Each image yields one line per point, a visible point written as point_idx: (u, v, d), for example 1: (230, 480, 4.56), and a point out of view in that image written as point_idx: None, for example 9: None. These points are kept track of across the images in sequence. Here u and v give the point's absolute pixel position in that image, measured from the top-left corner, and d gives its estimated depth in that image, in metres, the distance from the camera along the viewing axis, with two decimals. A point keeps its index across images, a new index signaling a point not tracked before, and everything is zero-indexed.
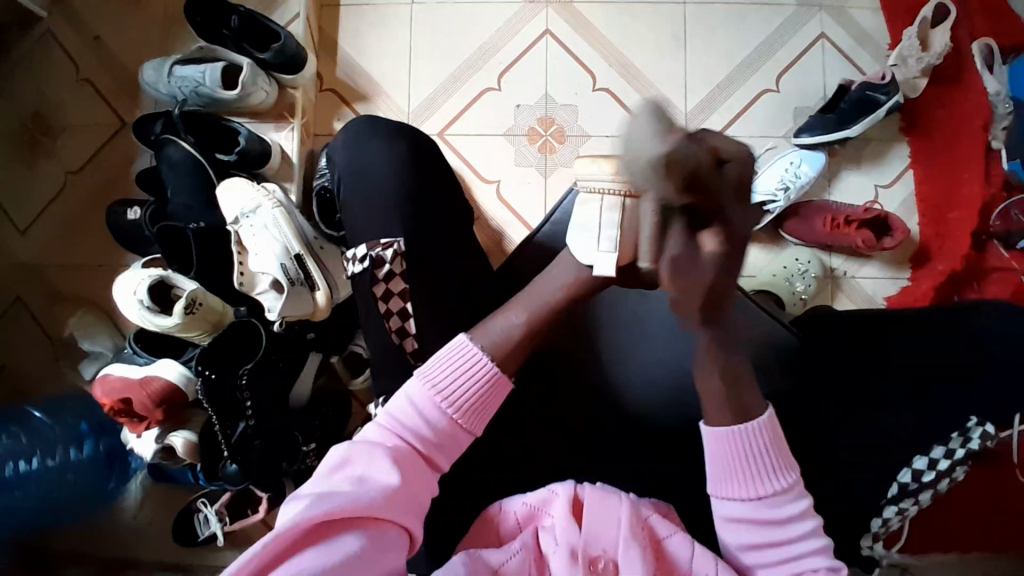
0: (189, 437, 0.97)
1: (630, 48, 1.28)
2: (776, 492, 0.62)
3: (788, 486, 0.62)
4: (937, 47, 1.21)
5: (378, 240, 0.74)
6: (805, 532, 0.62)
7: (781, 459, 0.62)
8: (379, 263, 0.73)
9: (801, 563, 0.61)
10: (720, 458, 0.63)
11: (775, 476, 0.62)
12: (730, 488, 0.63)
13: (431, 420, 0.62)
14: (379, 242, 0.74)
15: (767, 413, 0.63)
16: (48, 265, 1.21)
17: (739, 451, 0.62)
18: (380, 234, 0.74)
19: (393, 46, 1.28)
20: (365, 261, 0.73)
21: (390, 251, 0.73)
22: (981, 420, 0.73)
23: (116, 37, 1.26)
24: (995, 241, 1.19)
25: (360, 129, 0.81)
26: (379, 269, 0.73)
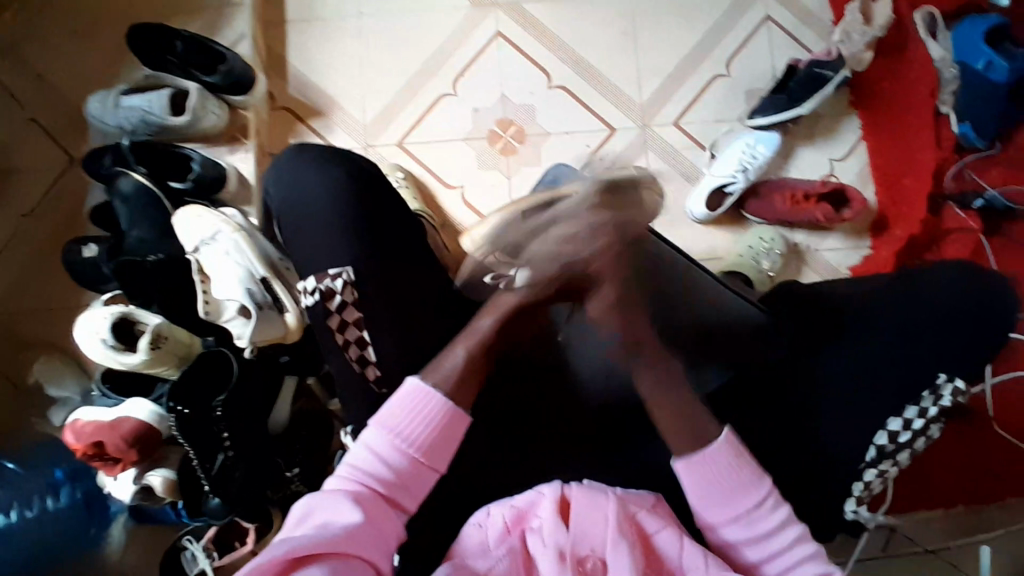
0: (167, 475, 0.95)
1: (581, 43, 1.29)
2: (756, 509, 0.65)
3: (765, 498, 0.66)
4: (878, 20, 1.25)
5: (327, 270, 0.74)
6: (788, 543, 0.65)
7: (750, 471, 0.66)
8: (330, 295, 0.73)
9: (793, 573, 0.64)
10: (698, 483, 0.66)
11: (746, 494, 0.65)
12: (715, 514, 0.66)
13: (391, 460, 0.63)
14: (328, 273, 0.73)
15: (726, 432, 0.67)
16: (3, 313, 1.18)
17: (717, 472, 0.66)
18: (329, 264, 0.74)
19: (345, 59, 1.27)
20: (316, 294, 0.73)
21: (340, 281, 0.73)
22: (950, 376, 0.75)
23: (57, 73, 1.23)
24: (950, 203, 1.24)
25: (289, 159, 0.80)
26: (330, 301, 0.72)
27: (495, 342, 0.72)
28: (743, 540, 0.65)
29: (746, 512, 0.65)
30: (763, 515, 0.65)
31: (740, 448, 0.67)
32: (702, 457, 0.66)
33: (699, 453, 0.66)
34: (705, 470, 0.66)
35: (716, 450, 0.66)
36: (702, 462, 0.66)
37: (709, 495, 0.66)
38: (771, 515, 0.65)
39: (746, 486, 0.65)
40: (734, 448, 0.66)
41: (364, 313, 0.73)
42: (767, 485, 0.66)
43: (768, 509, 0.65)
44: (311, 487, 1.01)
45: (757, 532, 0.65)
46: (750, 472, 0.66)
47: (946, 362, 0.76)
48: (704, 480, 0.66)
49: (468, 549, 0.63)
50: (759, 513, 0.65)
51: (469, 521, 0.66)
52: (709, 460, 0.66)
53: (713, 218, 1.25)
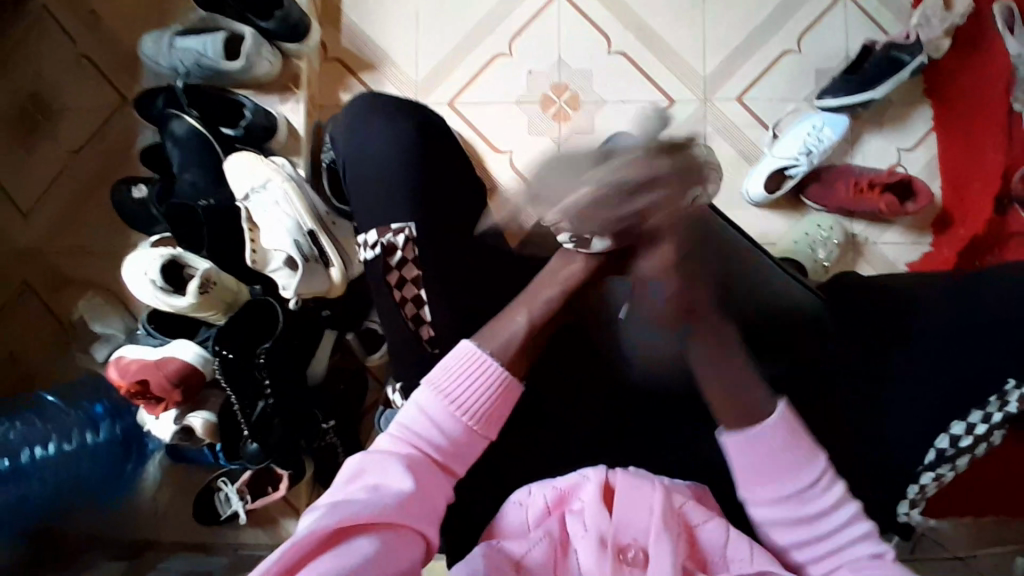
0: (208, 417, 0.96)
1: (645, 8, 1.23)
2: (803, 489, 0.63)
3: (820, 477, 0.63)
4: (960, 7, 1.17)
5: (389, 224, 0.72)
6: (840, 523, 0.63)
7: (805, 448, 0.63)
8: (391, 250, 0.71)
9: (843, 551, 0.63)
10: (746, 463, 0.64)
11: (800, 471, 0.63)
12: (764, 489, 0.63)
13: (445, 427, 0.62)
14: (389, 227, 0.72)
15: (781, 407, 0.63)
16: (52, 248, 1.19)
17: (765, 447, 0.63)
18: (391, 218, 0.72)
19: (399, 13, 1.23)
20: (377, 248, 0.71)
21: (402, 237, 0.71)
22: (1020, 382, 0.69)
23: (111, 10, 1.22)
24: (1016, 205, 1.15)
25: (358, 108, 0.78)
26: (391, 256, 0.71)
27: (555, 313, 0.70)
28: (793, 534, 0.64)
29: (800, 496, 0.63)
30: (816, 496, 0.63)
31: (796, 424, 0.63)
32: (751, 437, 0.63)
33: (753, 431, 0.63)
34: (757, 449, 0.63)
35: (770, 425, 0.63)
36: (756, 440, 0.63)
37: (757, 478, 0.64)
38: (824, 499, 0.63)
39: (802, 474, 0.63)
40: (791, 425, 0.63)
41: (415, 271, 0.71)
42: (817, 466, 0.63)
43: (822, 490, 0.63)
44: (345, 441, 1.03)
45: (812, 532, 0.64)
46: (805, 450, 0.63)
47: None
48: (757, 451, 0.63)
49: (509, 528, 0.62)
50: (815, 494, 0.63)
51: (510, 498, 0.65)
52: (756, 442, 0.63)
53: (772, 201, 1.20)
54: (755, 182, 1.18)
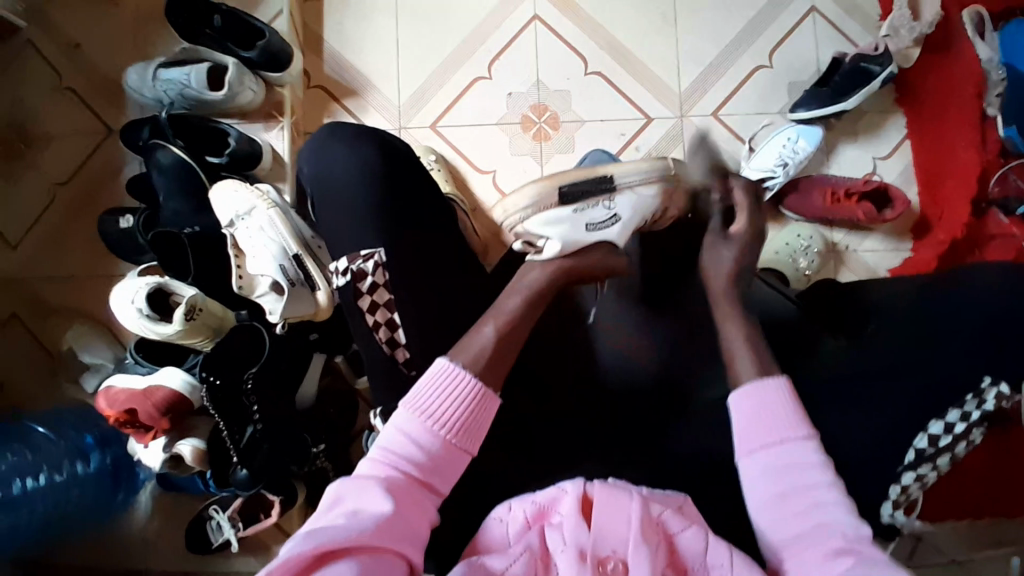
0: (198, 445, 0.95)
1: (619, 28, 1.26)
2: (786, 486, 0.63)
3: (807, 438, 0.64)
4: (928, 14, 1.20)
5: (359, 252, 0.73)
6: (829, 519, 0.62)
7: (801, 412, 0.66)
8: (362, 276, 0.72)
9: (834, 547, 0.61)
10: (750, 413, 0.67)
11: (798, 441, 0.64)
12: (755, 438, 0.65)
13: (424, 445, 0.63)
14: (360, 254, 0.73)
15: (785, 378, 0.68)
16: (40, 278, 1.20)
17: (771, 403, 0.66)
18: (359, 245, 0.74)
19: (380, 38, 1.26)
20: (348, 274, 0.73)
21: (371, 262, 0.72)
22: (994, 380, 0.71)
23: (96, 44, 1.24)
24: (994, 208, 1.20)
25: (327, 136, 0.79)
26: (362, 281, 0.72)
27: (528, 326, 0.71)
28: (772, 487, 0.63)
29: (786, 445, 0.64)
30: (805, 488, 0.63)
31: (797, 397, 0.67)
32: (759, 387, 0.67)
33: (763, 383, 0.67)
34: (760, 400, 0.67)
35: (774, 389, 0.67)
36: (759, 391, 0.67)
37: (752, 424, 0.66)
38: (810, 455, 0.64)
39: (793, 428, 0.65)
40: (790, 393, 0.67)
41: (396, 289, 0.72)
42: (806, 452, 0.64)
43: (811, 449, 0.64)
44: (336, 465, 1.03)
45: (789, 484, 0.63)
46: (807, 418, 0.66)
47: (995, 367, 0.71)
48: (760, 411, 0.66)
49: (492, 540, 0.62)
50: (797, 446, 0.64)
51: (490, 515, 0.65)
52: (762, 391, 0.67)
53: None
54: None
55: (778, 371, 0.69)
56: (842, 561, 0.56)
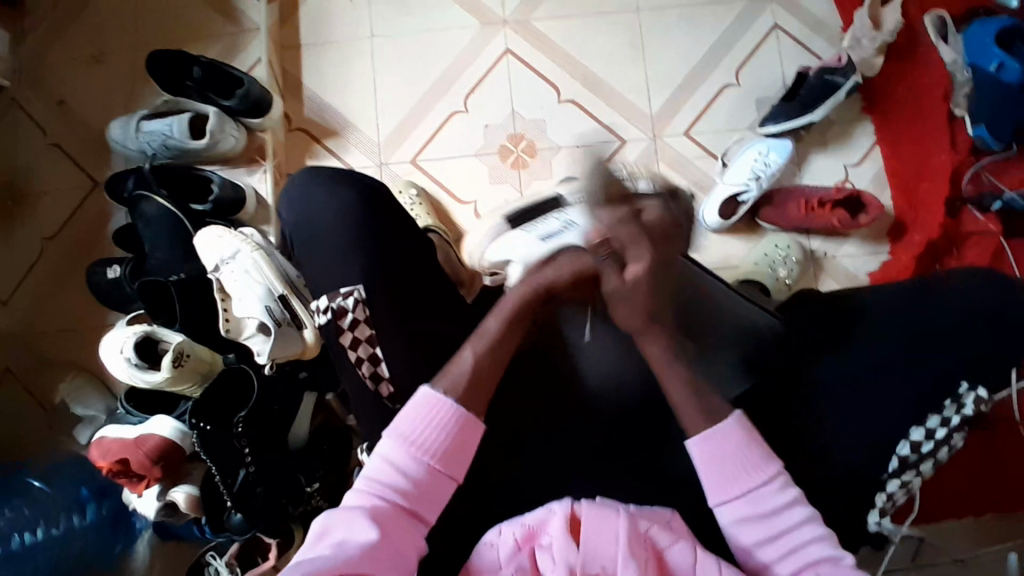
0: (190, 491, 0.95)
1: (589, 57, 1.30)
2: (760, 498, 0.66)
3: (775, 477, 0.67)
4: (888, 25, 1.25)
5: (339, 290, 0.75)
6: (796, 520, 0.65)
7: (760, 449, 0.68)
8: (342, 313, 0.73)
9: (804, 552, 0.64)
10: (710, 467, 0.67)
11: (755, 470, 0.67)
12: (723, 489, 0.67)
13: (409, 473, 0.64)
14: (339, 292, 0.74)
15: (737, 413, 0.69)
16: (31, 333, 1.21)
17: (727, 446, 0.67)
18: (340, 285, 0.75)
19: (358, 80, 1.30)
20: (327, 312, 0.73)
21: (351, 300, 0.74)
22: (972, 385, 0.72)
23: (80, 100, 1.27)
24: (969, 206, 1.22)
25: (303, 182, 0.81)
26: (341, 320, 0.73)
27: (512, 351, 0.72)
28: (753, 531, 0.66)
29: (759, 492, 0.66)
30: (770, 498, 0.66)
31: (751, 428, 0.68)
32: (714, 434, 0.68)
33: (715, 431, 0.68)
34: (718, 445, 0.67)
35: (726, 428, 0.68)
36: (718, 437, 0.68)
37: (717, 475, 0.67)
38: (779, 497, 0.66)
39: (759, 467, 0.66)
40: (745, 426, 0.68)
41: (379, 325, 0.73)
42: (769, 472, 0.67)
43: (778, 489, 0.66)
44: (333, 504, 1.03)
45: (769, 527, 0.65)
46: (761, 450, 0.67)
47: (970, 369, 0.73)
48: (717, 457, 0.67)
49: (482, 567, 0.63)
50: (769, 492, 0.66)
51: (483, 538, 0.66)
52: (721, 437, 0.68)
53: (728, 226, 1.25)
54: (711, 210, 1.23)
55: (725, 411, 0.69)
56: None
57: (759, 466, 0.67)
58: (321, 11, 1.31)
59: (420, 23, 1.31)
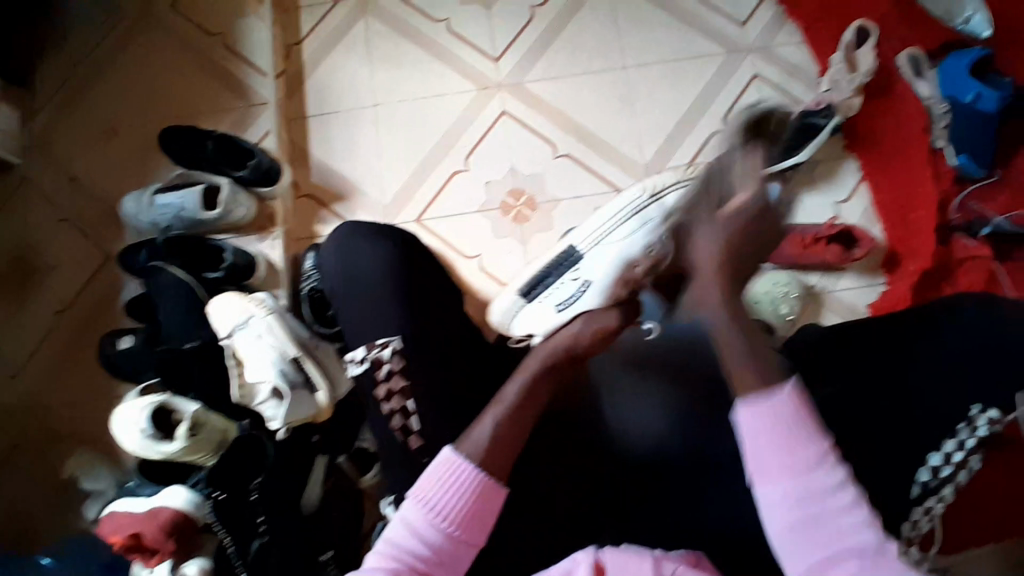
0: (203, 565, 0.91)
1: (582, 114, 1.37)
2: (814, 473, 0.64)
3: (826, 456, 0.64)
4: (863, 67, 1.32)
5: (375, 341, 0.78)
6: (849, 509, 0.63)
7: (815, 426, 0.65)
8: (379, 364, 0.76)
9: (846, 539, 0.62)
10: (756, 434, 0.65)
11: (812, 448, 0.64)
12: (774, 467, 0.64)
13: (428, 538, 0.64)
14: (376, 343, 0.77)
15: (791, 380, 0.66)
16: (40, 406, 1.20)
17: (779, 421, 0.65)
18: (376, 335, 0.78)
19: (362, 146, 1.35)
20: (366, 362, 0.77)
21: (388, 350, 0.76)
22: (985, 407, 0.73)
23: (92, 175, 1.32)
24: (959, 233, 1.26)
25: (346, 236, 0.86)
26: (379, 370, 0.76)
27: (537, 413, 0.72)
28: (793, 515, 0.63)
29: (807, 469, 0.64)
30: (823, 476, 0.64)
31: (806, 397, 0.66)
32: (765, 404, 0.65)
33: (766, 397, 0.65)
34: (768, 419, 0.65)
35: (782, 401, 0.65)
36: (769, 406, 0.65)
37: (768, 450, 0.65)
38: (830, 478, 0.64)
39: (812, 451, 0.64)
40: (800, 400, 0.66)
41: (397, 382, 0.75)
42: (828, 445, 0.65)
43: (829, 469, 0.64)
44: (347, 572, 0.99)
45: (813, 507, 0.63)
46: (817, 431, 0.65)
47: (987, 393, 0.73)
48: (770, 426, 0.65)
49: None
50: (821, 473, 0.64)
51: None
52: (776, 409, 0.65)
53: None
54: None
55: (779, 379, 0.66)
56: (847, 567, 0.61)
57: (817, 441, 0.65)
58: (323, 82, 1.38)
59: (419, 90, 1.38)
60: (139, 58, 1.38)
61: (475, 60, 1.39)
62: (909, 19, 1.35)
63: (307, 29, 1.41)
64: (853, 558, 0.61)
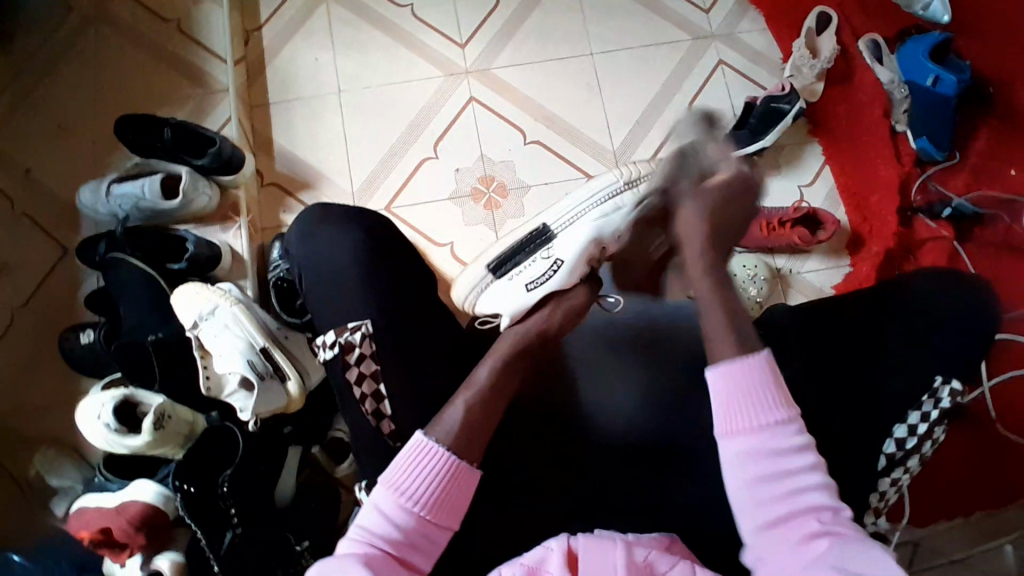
0: (176, 556, 0.90)
1: (551, 100, 1.37)
2: (775, 427, 0.66)
3: (792, 419, 0.67)
4: (824, 52, 1.35)
5: (346, 325, 0.77)
6: (807, 469, 0.65)
7: (784, 394, 0.68)
8: (349, 347, 0.75)
9: (802, 498, 0.64)
10: (725, 392, 0.68)
11: (776, 408, 0.67)
12: (738, 421, 0.67)
13: (401, 523, 0.64)
14: (346, 327, 0.77)
15: (767, 351, 0.69)
16: (0, 407, 1.16)
17: (751, 378, 0.68)
18: (347, 320, 0.78)
19: (329, 133, 1.33)
20: (336, 346, 0.76)
21: (359, 333, 0.76)
22: (946, 378, 0.77)
23: (45, 167, 1.27)
24: (920, 214, 1.30)
25: (313, 219, 0.85)
26: (350, 353, 0.75)
27: (497, 403, 0.71)
28: (751, 476, 0.65)
29: (773, 430, 0.66)
30: (786, 434, 0.66)
31: (778, 369, 0.69)
32: (739, 363, 0.69)
33: (743, 358, 0.69)
34: (740, 378, 0.68)
35: (757, 360, 0.69)
36: (740, 366, 0.68)
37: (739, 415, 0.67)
38: (795, 439, 0.66)
39: (777, 411, 0.66)
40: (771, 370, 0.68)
41: (365, 369, 0.74)
42: (794, 411, 0.67)
43: (794, 431, 0.66)
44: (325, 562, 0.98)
45: (775, 470, 0.65)
46: (784, 393, 0.68)
47: (937, 366, 0.78)
48: (737, 384, 0.68)
49: None
50: (784, 435, 0.66)
51: None
52: (746, 368, 0.68)
53: None
54: None
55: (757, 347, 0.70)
56: (805, 525, 0.63)
57: (784, 405, 0.67)
58: (287, 69, 1.35)
59: (385, 76, 1.36)
60: (93, 45, 1.33)
61: (443, 46, 1.38)
62: (868, 6, 1.39)
63: (267, 13, 1.38)
64: (810, 517, 0.63)
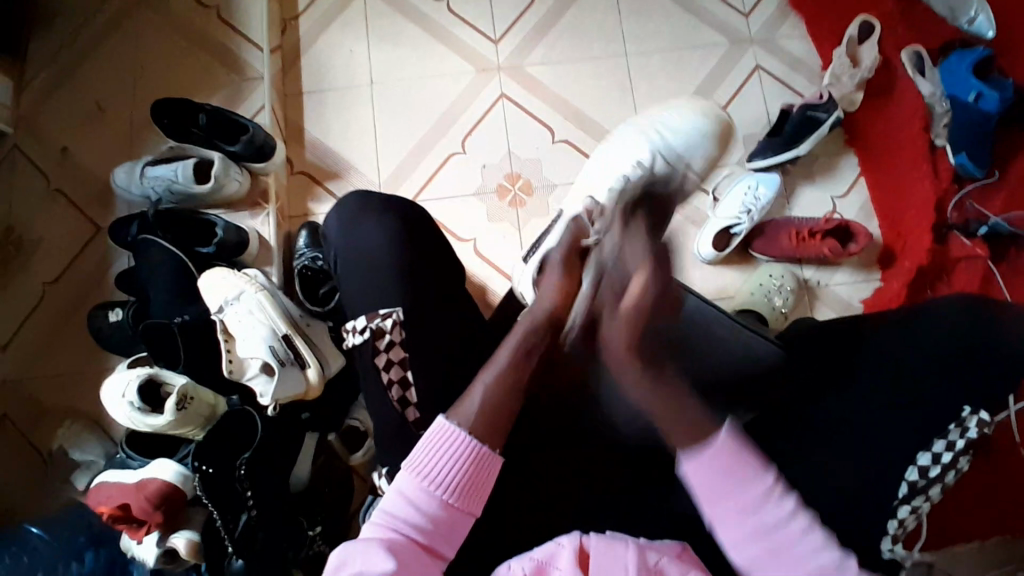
0: (191, 536, 0.92)
1: (581, 100, 1.35)
2: (760, 498, 0.61)
3: (774, 487, 0.61)
4: (866, 61, 1.31)
5: (378, 310, 0.78)
6: (802, 529, 0.60)
7: (758, 459, 0.62)
8: (380, 334, 0.76)
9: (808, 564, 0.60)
10: (706, 482, 0.62)
11: (759, 479, 0.61)
12: (726, 509, 0.61)
13: (425, 508, 0.64)
14: (378, 313, 0.77)
15: (727, 423, 0.62)
16: (28, 379, 1.20)
17: (721, 464, 0.61)
18: (380, 305, 0.78)
19: (358, 125, 1.34)
20: (366, 332, 0.76)
21: (390, 321, 0.76)
22: (974, 408, 0.73)
23: (82, 147, 1.30)
24: (955, 232, 1.26)
25: (354, 207, 0.87)
26: (380, 339, 0.76)
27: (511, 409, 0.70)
28: (752, 545, 0.60)
29: (760, 505, 0.61)
30: (775, 507, 0.61)
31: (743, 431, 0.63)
32: (706, 452, 0.61)
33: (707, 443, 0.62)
34: (714, 465, 0.61)
35: (719, 443, 0.62)
36: (709, 458, 0.61)
37: (719, 495, 0.61)
38: (784, 505, 0.61)
39: (759, 488, 0.61)
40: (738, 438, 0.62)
41: (386, 359, 0.75)
42: (774, 475, 0.62)
43: (778, 499, 0.61)
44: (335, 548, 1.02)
45: (771, 540, 0.60)
46: (755, 456, 0.62)
47: (967, 394, 0.74)
48: (714, 475, 0.61)
49: None
50: (772, 506, 0.61)
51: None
52: (712, 456, 0.61)
53: (721, 257, 1.28)
54: (704, 244, 1.26)
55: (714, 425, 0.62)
56: None
57: (762, 472, 0.62)
58: (321, 59, 1.36)
59: (417, 69, 1.36)
60: (135, 30, 1.35)
61: (476, 42, 1.38)
62: (913, 16, 1.35)
63: (304, 4, 1.39)
64: None
